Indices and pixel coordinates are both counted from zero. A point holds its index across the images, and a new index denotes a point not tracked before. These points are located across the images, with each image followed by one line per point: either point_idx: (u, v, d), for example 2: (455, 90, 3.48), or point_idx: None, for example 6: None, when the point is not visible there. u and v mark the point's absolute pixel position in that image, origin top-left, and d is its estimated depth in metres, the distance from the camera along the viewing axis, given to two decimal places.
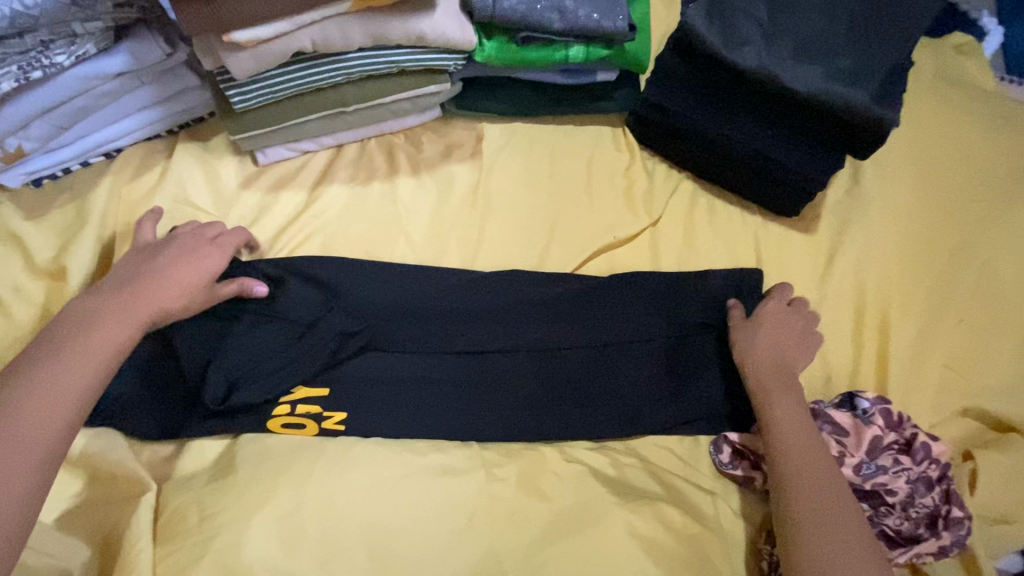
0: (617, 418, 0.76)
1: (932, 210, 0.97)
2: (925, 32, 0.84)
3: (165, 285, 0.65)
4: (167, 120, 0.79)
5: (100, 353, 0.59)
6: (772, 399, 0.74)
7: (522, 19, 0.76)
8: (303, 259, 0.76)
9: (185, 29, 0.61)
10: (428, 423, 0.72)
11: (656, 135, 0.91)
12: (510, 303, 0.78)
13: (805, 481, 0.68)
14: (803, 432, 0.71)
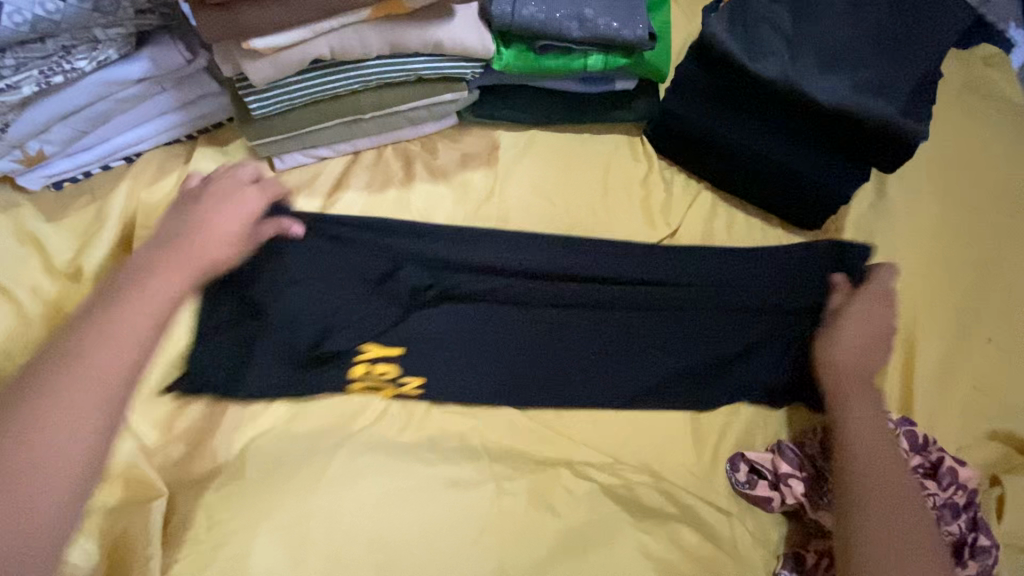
0: (675, 383, 0.78)
1: (958, 225, 0.94)
2: (952, 43, 0.83)
3: (212, 235, 0.64)
4: (186, 126, 0.79)
5: (154, 300, 0.57)
6: (851, 406, 0.74)
7: (541, 28, 0.75)
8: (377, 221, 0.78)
9: (204, 34, 0.61)
10: (492, 379, 0.74)
11: (675, 145, 0.89)
12: (577, 266, 0.81)
13: (870, 478, 0.68)
14: (880, 443, 0.71)
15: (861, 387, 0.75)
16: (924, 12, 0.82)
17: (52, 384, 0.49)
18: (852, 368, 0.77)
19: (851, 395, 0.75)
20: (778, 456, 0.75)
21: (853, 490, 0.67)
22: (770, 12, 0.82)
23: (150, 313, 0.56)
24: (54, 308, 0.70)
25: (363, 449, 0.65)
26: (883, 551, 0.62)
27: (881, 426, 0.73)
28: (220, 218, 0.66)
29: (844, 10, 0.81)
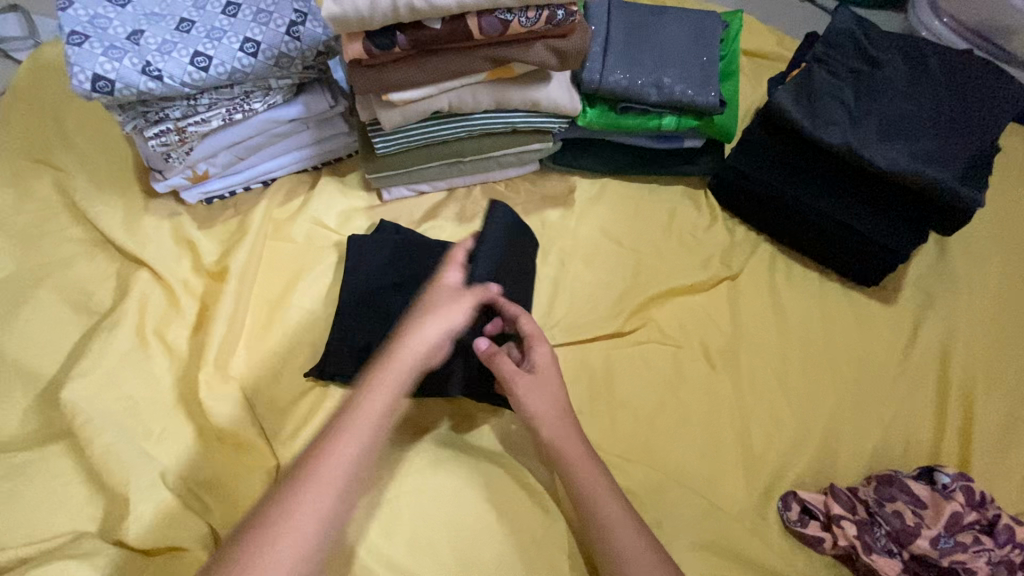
0: (718, 415, 0.86)
1: (1020, 294, 0.97)
2: (1008, 122, 0.88)
3: (547, 400, 0.71)
4: (315, 158, 0.95)
5: (366, 423, 0.56)
6: (569, 465, 0.68)
7: (623, 92, 0.87)
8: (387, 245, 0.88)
9: (355, 87, 0.74)
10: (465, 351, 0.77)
11: (735, 199, 0.99)
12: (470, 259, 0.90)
13: (602, 517, 0.65)
14: (615, 518, 0.65)
15: (558, 433, 0.70)
16: (979, 93, 0.88)
17: (268, 551, 0.48)
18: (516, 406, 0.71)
19: (564, 438, 0.69)
20: (831, 498, 0.77)
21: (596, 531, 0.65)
22: (834, 88, 0.89)
23: (369, 442, 0.55)
24: (201, 301, 0.85)
25: (440, 446, 0.75)
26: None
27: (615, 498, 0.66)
28: (540, 392, 0.71)
29: (900, 88, 0.89)
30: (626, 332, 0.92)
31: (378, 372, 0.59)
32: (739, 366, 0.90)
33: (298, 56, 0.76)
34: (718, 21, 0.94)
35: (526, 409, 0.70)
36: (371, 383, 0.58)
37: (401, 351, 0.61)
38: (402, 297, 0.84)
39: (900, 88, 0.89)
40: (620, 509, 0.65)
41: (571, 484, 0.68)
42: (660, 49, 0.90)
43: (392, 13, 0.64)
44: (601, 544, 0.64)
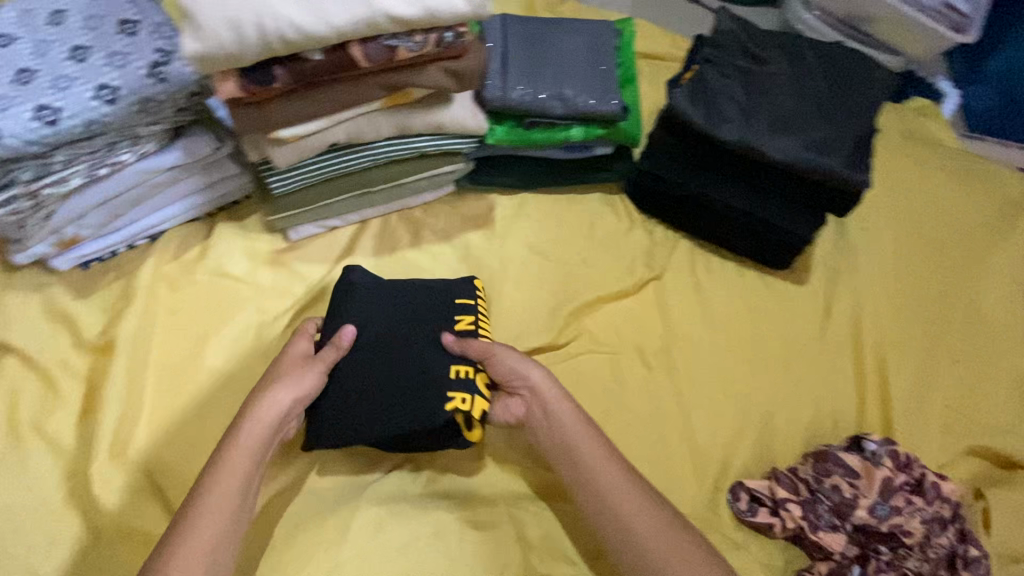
0: (662, 416, 0.87)
1: (912, 259, 1.07)
2: (883, 106, 0.95)
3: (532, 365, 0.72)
4: (207, 205, 0.86)
5: (234, 477, 0.61)
6: (611, 495, 0.66)
7: (528, 107, 0.86)
8: (355, 293, 0.78)
9: (236, 126, 0.68)
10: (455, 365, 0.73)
11: (650, 201, 1.01)
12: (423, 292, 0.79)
13: (604, 477, 0.67)
14: (656, 537, 0.63)
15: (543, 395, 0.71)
16: (854, 82, 0.95)
17: None
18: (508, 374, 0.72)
19: (557, 398, 0.71)
20: (774, 483, 0.80)
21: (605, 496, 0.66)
22: (725, 87, 0.93)
23: (225, 520, 0.59)
24: (87, 381, 0.76)
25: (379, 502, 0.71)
26: (646, 545, 0.63)
27: (653, 513, 0.64)
28: (521, 359, 0.73)
29: (785, 84, 0.94)
30: (562, 346, 0.91)
31: (231, 448, 0.62)
32: (675, 364, 0.91)
33: (166, 98, 0.68)
34: (610, 30, 0.96)
35: (514, 376, 0.72)
36: (228, 456, 0.62)
37: (252, 416, 0.65)
38: (382, 335, 0.75)
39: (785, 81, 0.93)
40: (618, 468, 0.67)
41: (566, 453, 0.69)
42: (559, 61, 0.90)
43: (265, 49, 0.58)
44: (613, 504, 0.65)
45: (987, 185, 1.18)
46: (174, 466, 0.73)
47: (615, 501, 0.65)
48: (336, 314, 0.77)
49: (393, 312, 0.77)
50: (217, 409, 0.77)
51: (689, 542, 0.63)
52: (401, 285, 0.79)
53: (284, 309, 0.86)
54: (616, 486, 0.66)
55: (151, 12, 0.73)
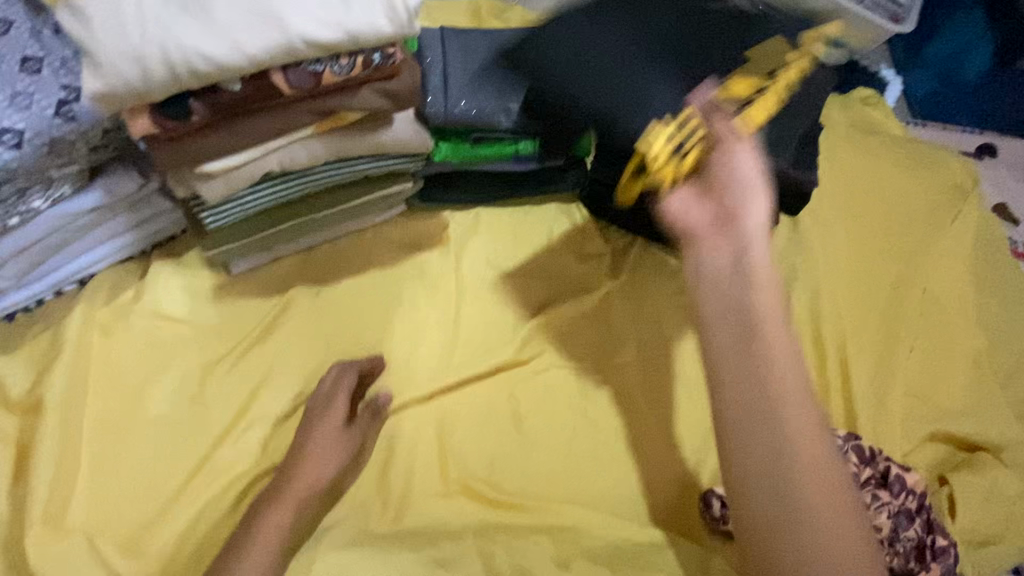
0: (630, 427, 0.86)
1: (866, 249, 1.09)
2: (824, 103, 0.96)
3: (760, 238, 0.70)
4: (140, 243, 0.81)
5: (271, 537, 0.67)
6: (792, 456, 0.64)
7: (471, 122, 0.85)
8: (530, 78, 0.86)
9: (157, 162, 0.64)
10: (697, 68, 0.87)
11: (606, 208, 1.00)
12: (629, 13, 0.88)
13: (814, 444, 0.65)
14: (820, 510, 0.63)
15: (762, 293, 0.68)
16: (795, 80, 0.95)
17: None
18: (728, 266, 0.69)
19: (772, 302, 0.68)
20: None
21: (807, 466, 0.64)
22: None
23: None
24: (21, 443, 0.71)
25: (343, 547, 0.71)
26: (816, 539, 0.62)
27: (808, 412, 0.65)
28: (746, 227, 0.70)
29: None
30: (526, 362, 0.88)
31: (271, 508, 0.69)
32: (641, 372, 0.90)
33: (77, 137, 0.65)
34: None
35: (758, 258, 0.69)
36: (268, 516, 0.68)
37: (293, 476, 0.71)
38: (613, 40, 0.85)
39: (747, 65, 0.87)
40: (812, 426, 0.65)
41: (767, 406, 0.65)
42: (502, 74, 0.88)
43: (175, 84, 0.54)
44: (810, 470, 0.64)
45: (932, 171, 1.21)
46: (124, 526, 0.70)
47: (816, 462, 0.64)
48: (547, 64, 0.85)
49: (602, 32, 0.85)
50: (161, 461, 0.74)
51: (848, 515, 0.64)
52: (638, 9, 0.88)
53: (229, 348, 0.82)
54: (829, 454, 0.65)
55: (55, 46, 0.66)
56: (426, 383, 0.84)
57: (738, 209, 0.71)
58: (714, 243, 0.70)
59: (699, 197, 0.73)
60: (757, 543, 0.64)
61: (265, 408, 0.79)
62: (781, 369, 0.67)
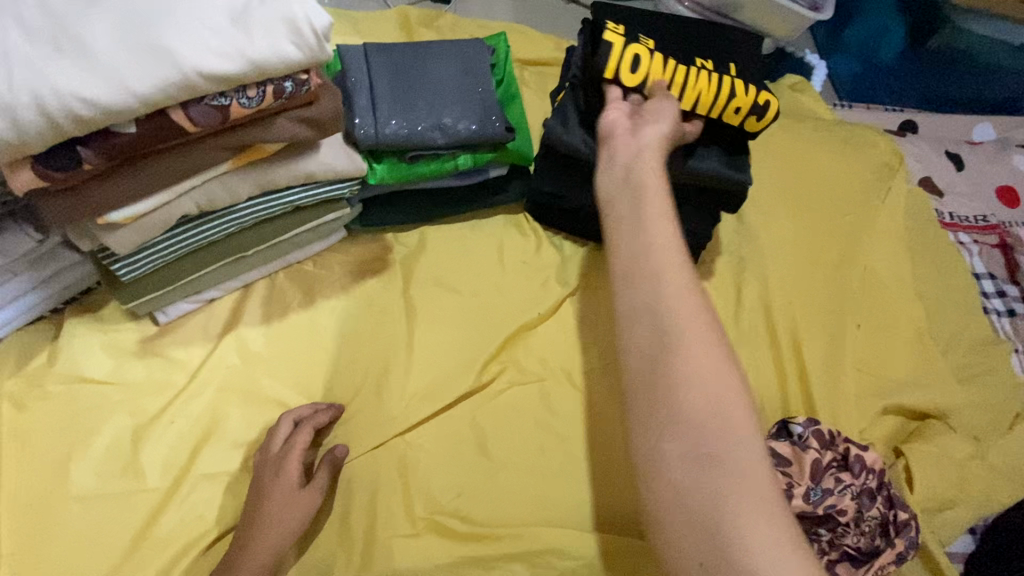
0: (598, 437, 0.84)
1: (808, 233, 1.12)
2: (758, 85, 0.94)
3: (646, 189, 0.76)
4: (47, 303, 0.74)
5: None
6: (681, 396, 0.62)
7: (406, 142, 0.80)
8: (462, 107, 0.84)
9: (51, 218, 0.58)
10: (727, 71, 0.92)
11: (553, 218, 0.99)
12: (673, 36, 0.94)
13: (700, 383, 0.62)
14: (714, 457, 0.58)
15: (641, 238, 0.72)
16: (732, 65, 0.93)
17: None
18: (621, 208, 0.76)
19: (648, 242, 0.71)
20: None
21: (687, 408, 0.61)
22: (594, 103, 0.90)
23: None
24: None
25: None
26: (722, 480, 0.57)
27: (700, 353, 0.63)
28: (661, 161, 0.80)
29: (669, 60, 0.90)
30: (486, 384, 0.85)
31: None
32: (604, 380, 0.89)
33: None
34: (484, 48, 0.91)
35: (638, 193, 0.76)
36: None
37: (251, 546, 0.66)
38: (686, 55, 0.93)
39: (669, 58, 0.89)
40: (704, 363, 0.63)
41: (654, 354, 0.65)
42: (433, 88, 0.84)
43: (54, 132, 0.49)
44: (700, 407, 0.61)
45: (862, 152, 1.25)
46: None
47: (699, 406, 0.61)
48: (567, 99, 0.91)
49: (670, 48, 0.93)
50: (97, 538, 0.67)
51: (750, 457, 0.59)
52: (681, 34, 0.94)
53: (162, 403, 0.75)
54: (717, 395, 0.61)
55: None
56: (383, 418, 0.80)
57: (634, 162, 0.78)
58: (627, 206, 0.76)
59: (611, 153, 0.81)
60: (649, 474, 0.60)
61: (211, 466, 0.73)
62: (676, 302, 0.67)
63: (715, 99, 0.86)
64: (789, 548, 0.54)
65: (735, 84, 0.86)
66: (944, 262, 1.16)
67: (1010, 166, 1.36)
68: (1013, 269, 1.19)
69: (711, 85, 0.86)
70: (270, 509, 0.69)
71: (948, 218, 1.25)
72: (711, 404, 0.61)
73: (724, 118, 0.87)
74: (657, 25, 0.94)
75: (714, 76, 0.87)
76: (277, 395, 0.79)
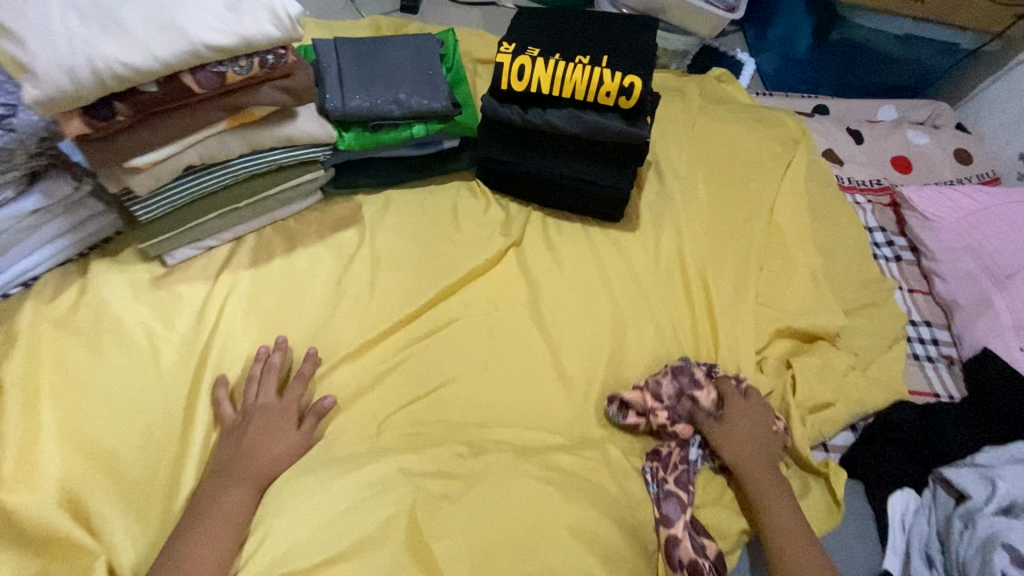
0: (534, 354, 1.01)
1: (722, 194, 1.31)
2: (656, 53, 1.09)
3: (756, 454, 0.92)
4: (77, 245, 0.92)
5: (227, 519, 0.74)
6: (786, 534, 0.85)
7: (368, 113, 1.00)
8: (406, 86, 1.03)
9: (90, 159, 0.75)
10: (618, 48, 1.07)
11: (498, 182, 1.18)
12: (573, 25, 1.10)
13: (778, 508, 0.87)
14: (798, 538, 0.85)
15: (767, 493, 0.88)
16: (629, 40, 1.08)
17: None
18: (756, 479, 0.90)
19: (773, 492, 0.88)
20: (645, 391, 0.95)
21: (778, 525, 0.86)
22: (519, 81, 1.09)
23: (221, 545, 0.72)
24: None
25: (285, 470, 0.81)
26: (795, 550, 0.83)
27: (772, 474, 0.90)
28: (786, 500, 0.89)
29: (563, 49, 1.06)
30: (440, 313, 1.03)
31: (226, 492, 0.76)
32: (540, 310, 1.06)
33: (17, 146, 0.76)
34: (434, 41, 1.11)
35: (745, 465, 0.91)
36: (225, 496, 0.76)
37: (246, 460, 0.80)
38: (586, 36, 1.08)
39: (563, 50, 1.06)
40: (774, 481, 0.90)
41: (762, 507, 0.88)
42: (390, 71, 1.04)
43: (99, 84, 0.67)
44: (794, 548, 0.84)
45: (774, 128, 1.45)
46: (82, 481, 0.78)
47: (777, 516, 0.86)
48: (489, 92, 1.09)
49: (569, 34, 1.09)
50: (118, 426, 0.82)
51: (799, 522, 0.87)
52: (578, 23, 1.10)
53: (171, 326, 0.92)
54: (779, 495, 0.88)
55: None
56: (353, 338, 0.96)
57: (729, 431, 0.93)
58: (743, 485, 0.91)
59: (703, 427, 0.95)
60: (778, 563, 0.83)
61: (207, 372, 0.88)
62: (762, 476, 0.90)
63: (590, 87, 1.03)
64: None
65: (605, 74, 1.03)
66: (841, 217, 1.35)
67: (905, 139, 1.56)
68: (902, 223, 1.37)
69: (584, 78, 1.03)
70: (260, 434, 0.82)
71: (847, 182, 1.46)
72: (786, 507, 0.87)
73: (599, 103, 1.05)
74: (559, 21, 1.11)
75: (588, 68, 1.04)
76: (265, 320, 0.95)
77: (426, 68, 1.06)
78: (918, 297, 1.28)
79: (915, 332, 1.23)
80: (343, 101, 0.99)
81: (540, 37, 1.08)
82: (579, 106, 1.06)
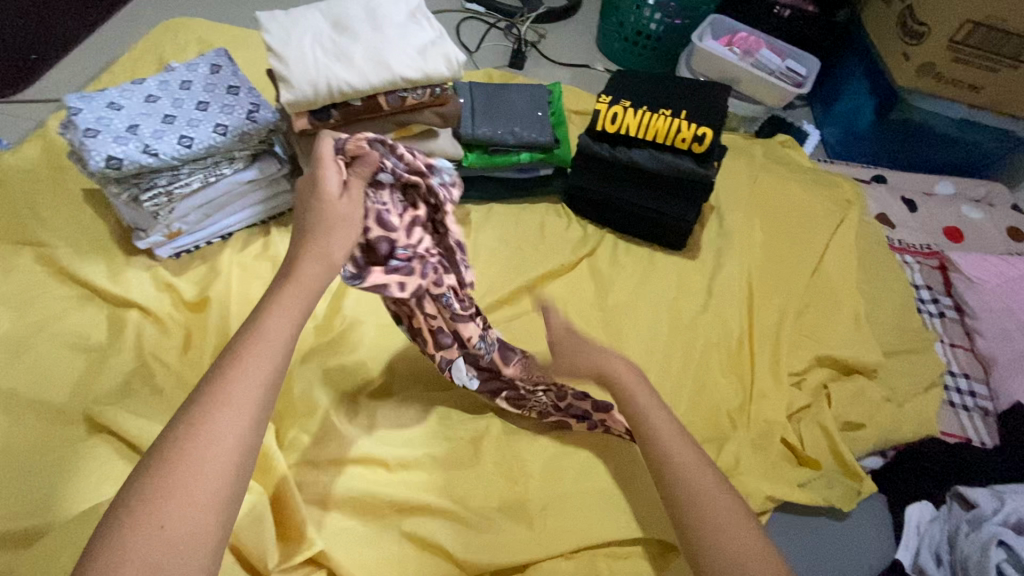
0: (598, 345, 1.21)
1: (775, 238, 1.49)
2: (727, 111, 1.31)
3: (642, 385, 0.82)
4: (263, 213, 1.23)
5: (271, 347, 0.59)
6: (665, 446, 0.76)
7: (489, 139, 1.28)
8: (522, 121, 1.31)
9: (301, 147, 1.06)
10: (695, 105, 1.30)
11: (581, 206, 1.42)
12: (659, 84, 1.35)
13: (656, 443, 0.76)
14: (691, 491, 0.71)
15: (632, 395, 0.81)
16: (704, 99, 1.31)
17: (195, 436, 0.53)
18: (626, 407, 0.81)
19: (638, 395, 0.81)
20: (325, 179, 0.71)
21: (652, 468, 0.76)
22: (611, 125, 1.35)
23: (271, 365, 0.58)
24: (188, 323, 1.08)
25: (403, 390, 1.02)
26: (677, 481, 0.73)
27: (666, 414, 0.79)
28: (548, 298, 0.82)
29: (649, 102, 1.32)
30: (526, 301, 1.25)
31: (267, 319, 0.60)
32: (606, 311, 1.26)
33: (255, 132, 1.10)
34: (545, 90, 1.40)
35: (593, 369, 0.84)
36: (267, 325, 0.60)
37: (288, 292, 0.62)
38: (669, 93, 1.33)
39: (649, 102, 1.31)
40: (668, 420, 0.79)
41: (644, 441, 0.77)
42: (509, 109, 1.32)
43: (329, 96, 0.98)
44: (679, 504, 0.72)
45: (830, 188, 1.62)
46: None
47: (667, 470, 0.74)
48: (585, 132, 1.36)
49: (656, 90, 1.34)
50: None
51: (705, 475, 0.73)
52: (664, 82, 1.35)
53: None
54: (670, 450, 0.75)
55: (242, 83, 1.17)
56: None
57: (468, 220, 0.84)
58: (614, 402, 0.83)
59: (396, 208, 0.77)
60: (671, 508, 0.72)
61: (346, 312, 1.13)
62: (656, 415, 0.79)
63: (669, 133, 1.28)
64: (737, 515, 0.70)
65: (683, 124, 1.27)
66: (887, 271, 1.48)
67: (959, 212, 1.68)
68: (949, 285, 1.49)
69: (665, 125, 1.28)
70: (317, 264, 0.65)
71: (897, 243, 1.59)
72: (682, 458, 0.74)
73: (676, 146, 1.28)
74: (647, 79, 1.37)
75: (670, 119, 1.28)
76: None
77: (538, 109, 1.34)
78: (958, 351, 1.38)
79: (953, 381, 1.33)
80: (473, 129, 1.28)
81: (631, 91, 1.34)
82: (658, 148, 1.30)
